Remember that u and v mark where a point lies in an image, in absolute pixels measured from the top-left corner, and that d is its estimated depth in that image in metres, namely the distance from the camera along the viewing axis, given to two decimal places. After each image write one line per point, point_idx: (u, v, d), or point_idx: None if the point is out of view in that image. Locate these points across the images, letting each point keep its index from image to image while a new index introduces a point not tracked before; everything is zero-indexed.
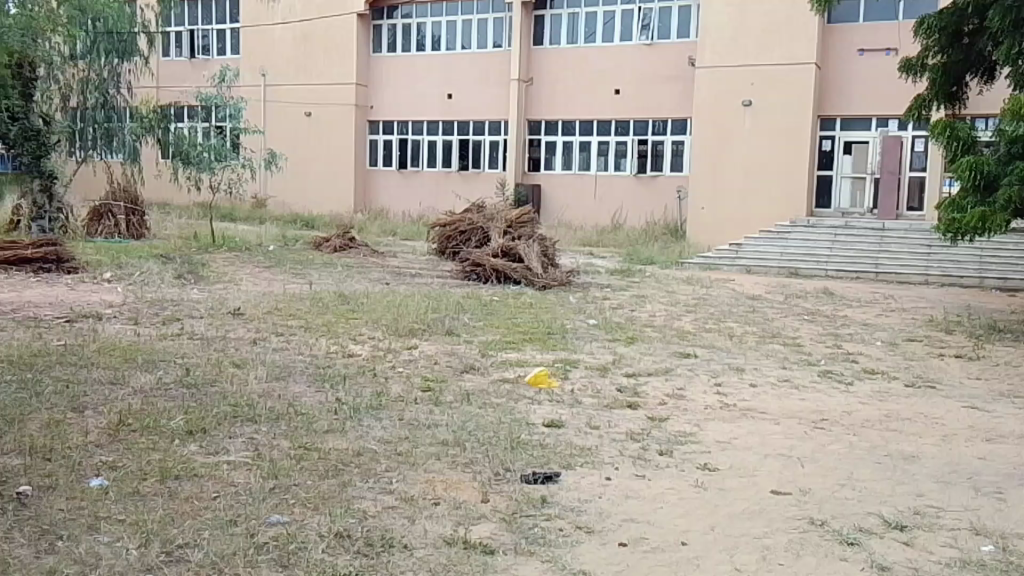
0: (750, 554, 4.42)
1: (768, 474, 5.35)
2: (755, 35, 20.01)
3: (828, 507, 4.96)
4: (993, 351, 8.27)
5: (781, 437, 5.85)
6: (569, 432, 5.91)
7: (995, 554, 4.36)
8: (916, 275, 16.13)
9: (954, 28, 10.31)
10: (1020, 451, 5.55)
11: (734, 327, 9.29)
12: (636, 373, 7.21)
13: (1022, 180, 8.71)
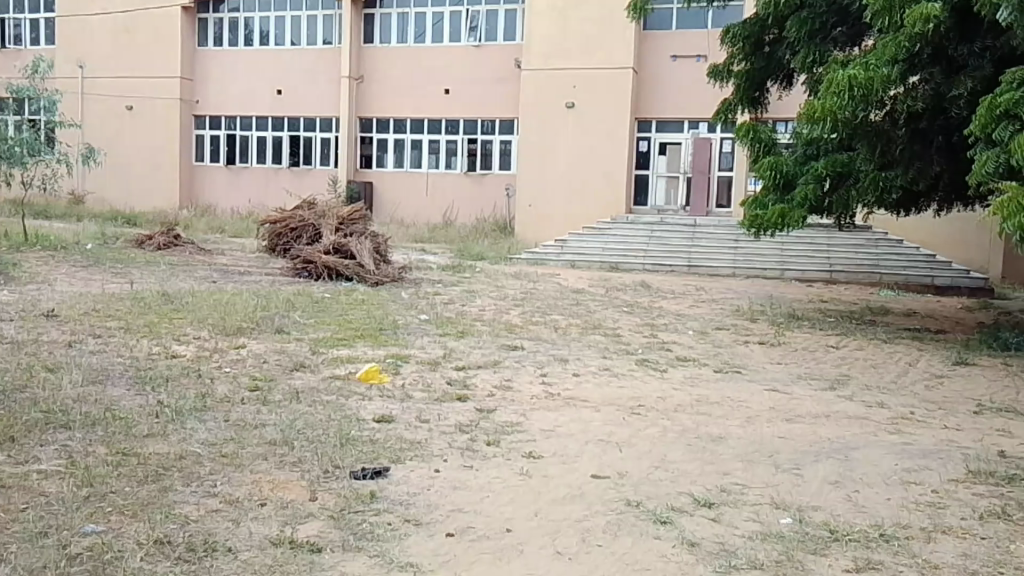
0: (571, 537, 4.60)
1: (590, 459, 5.57)
2: (573, 39, 20.75)
3: (644, 488, 5.21)
4: (791, 337, 8.94)
5: (603, 424, 6.11)
6: (399, 426, 5.97)
7: (793, 526, 4.73)
8: (725, 268, 17.43)
9: (756, 38, 11.01)
10: (816, 429, 6.03)
11: (559, 320, 9.62)
12: (466, 366, 7.34)
13: (817, 179, 9.39)
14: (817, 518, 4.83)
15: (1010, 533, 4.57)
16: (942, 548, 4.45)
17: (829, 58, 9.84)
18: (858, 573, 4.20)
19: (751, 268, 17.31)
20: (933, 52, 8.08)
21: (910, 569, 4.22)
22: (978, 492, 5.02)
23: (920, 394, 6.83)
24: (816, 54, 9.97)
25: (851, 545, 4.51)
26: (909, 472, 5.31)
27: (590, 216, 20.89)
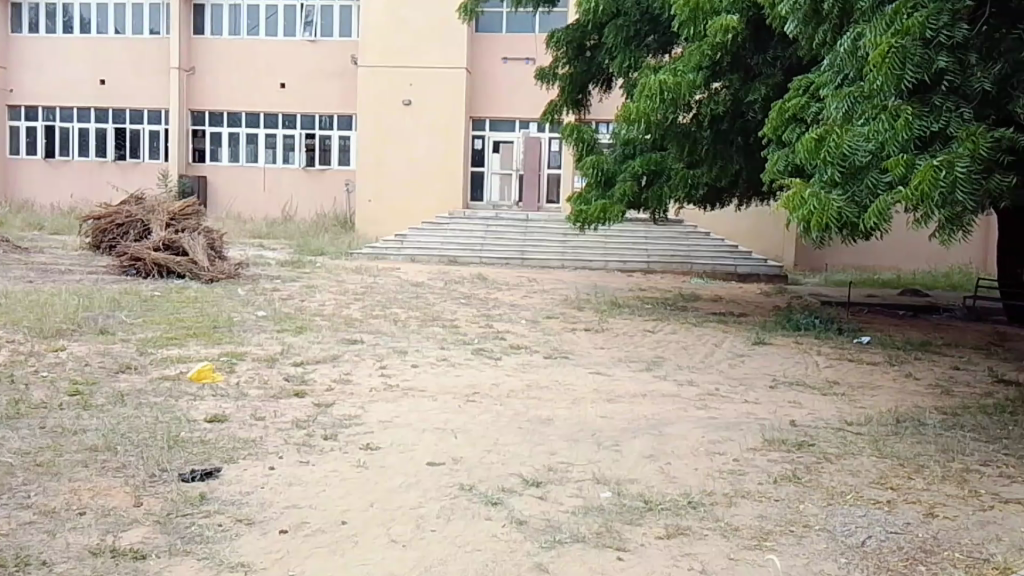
0: (406, 525, 4.67)
1: (426, 448, 5.70)
2: (410, 37, 20.90)
3: (477, 472, 5.40)
4: (613, 323, 9.55)
5: (438, 412, 6.28)
6: (232, 425, 5.87)
7: (613, 499, 5.06)
8: (553, 260, 18.33)
9: (578, 42, 11.75)
10: (634, 407, 6.47)
11: (399, 313, 9.77)
12: (303, 362, 7.32)
13: (634, 176, 10.51)
14: (634, 490, 5.20)
15: (798, 493, 5.12)
16: (742, 511, 4.91)
17: (641, 63, 10.50)
18: (668, 539, 4.56)
19: (578, 261, 18.31)
20: (732, 60, 8.67)
21: (714, 532, 4.64)
22: (774, 458, 5.56)
23: (724, 371, 7.49)
24: (631, 59, 10.61)
25: (664, 513, 4.89)
26: (715, 443, 5.80)
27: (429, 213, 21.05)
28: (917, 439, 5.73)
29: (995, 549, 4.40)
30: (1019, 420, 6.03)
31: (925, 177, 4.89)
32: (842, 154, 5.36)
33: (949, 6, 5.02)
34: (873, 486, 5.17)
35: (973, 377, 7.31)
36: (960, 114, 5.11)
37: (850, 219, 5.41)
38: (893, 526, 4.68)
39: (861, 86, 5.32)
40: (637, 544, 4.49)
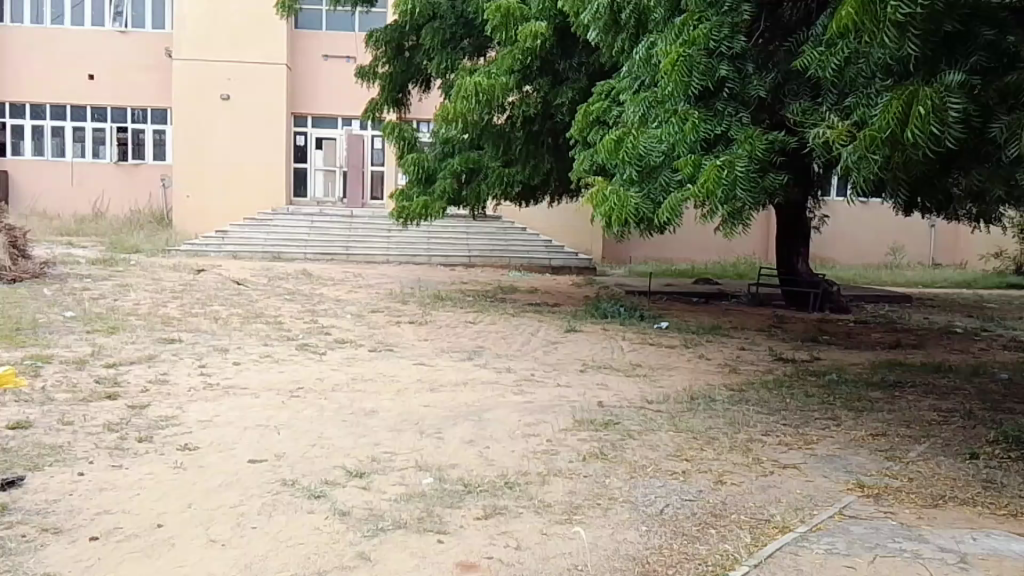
0: (225, 524, 4.58)
1: (248, 446, 5.66)
2: (227, 33, 21.36)
3: (300, 467, 5.42)
4: (436, 315, 9.95)
5: (260, 409, 6.28)
6: (38, 432, 5.61)
7: (433, 485, 5.24)
8: (379, 255, 19.19)
9: (397, 42, 12.13)
10: (454, 395, 6.74)
11: (220, 310, 9.66)
12: (116, 363, 7.11)
13: (451, 174, 10.85)
14: (454, 475, 5.41)
15: (604, 469, 5.50)
16: (554, 489, 5.23)
17: (457, 66, 11.20)
18: (485, 519, 4.77)
19: (402, 255, 19.26)
20: (541, 65, 9.27)
21: (527, 510, 4.91)
22: (583, 437, 5.94)
23: (539, 358, 7.91)
24: (449, 61, 11.28)
25: (482, 495, 5.11)
26: (530, 426, 6.11)
27: (251, 210, 21.69)
28: (709, 414, 6.31)
29: (774, 510, 4.92)
30: (793, 393, 6.79)
31: (709, 176, 5.26)
32: (639, 154, 5.74)
33: (729, 19, 5.36)
34: (671, 458, 5.62)
35: (757, 356, 8.14)
36: (740, 118, 5.49)
37: (647, 213, 5.78)
38: (688, 495, 5.12)
39: (654, 92, 5.74)
40: (456, 527, 4.66)
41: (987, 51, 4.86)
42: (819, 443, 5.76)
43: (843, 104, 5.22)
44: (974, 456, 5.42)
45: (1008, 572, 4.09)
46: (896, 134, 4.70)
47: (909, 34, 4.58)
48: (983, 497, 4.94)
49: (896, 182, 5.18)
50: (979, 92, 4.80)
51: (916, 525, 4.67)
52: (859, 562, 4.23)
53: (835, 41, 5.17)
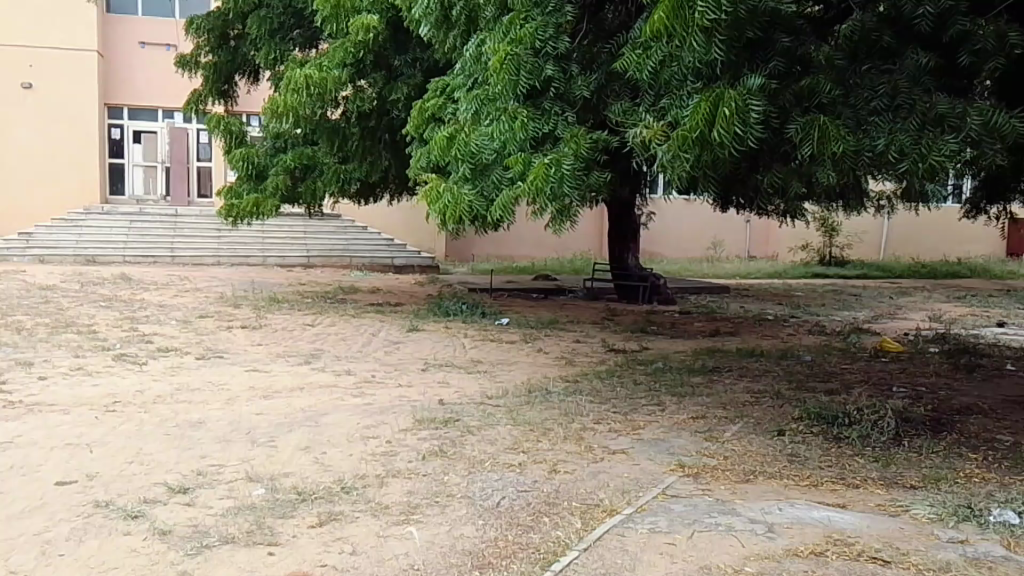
0: (27, 553, 4.12)
1: (55, 468, 5.16)
2: (29, 19, 20.61)
3: (115, 486, 4.99)
4: (270, 319, 9.73)
5: (69, 428, 5.79)
6: None
7: (264, 495, 4.99)
8: (208, 258, 18.97)
9: (221, 31, 12.73)
10: (287, 401, 6.55)
11: (23, 320, 8.85)
12: None
13: (286, 171, 11.23)
14: (286, 483, 5.19)
15: (443, 466, 5.48)
16: (392, 490, 5.14)
17: (287, 56, 11.55)
18: (319, 527, 4.58)
19: (234, 256, 19.20)
20: (375, 60, 9.40)
21: (364, 514, 4.78)
22: (422, 436, 5.91)
23: (379, 359, 7.89)
24: (278, 52, 11.61)
25: (316, 502, 4.92)
26: (369, 429, 6.03)
27: (61, 207, 21.10)
28: (545, 406, 6.47)
29: (602, 494, 5.10)
30: (623, 380, 7.13)
31: (537, 173, 5.29)
32: (471, 152, 5.70)
33: (554, 20, 5.47)
34: (508, 451, 5.69)
35: (591, 348, 8.50)
36: (566, 117, 5.54)
37: (481, 211, 5.70)
38: (524, 486, 5.21)
39: (485, 89, 5.69)
40: (288, 537, 4.43)
41: (784, 57, 5.20)
42: (645, 428, 6.03)
43: (658, 105, 5.39)
44: (780, 433, 5.86)
45: (808, 537, 4.45)
46: (705, 134, 4.96)
47: (714, 40, 4.84)
48: (789, 469, 5.33)
49: (708, 181, 5.40)
50: (777, 95, 5.14)
51: (730, 499, 4.99)
52: (679, 539, 4.45)
53: (650, 44, 5.28)
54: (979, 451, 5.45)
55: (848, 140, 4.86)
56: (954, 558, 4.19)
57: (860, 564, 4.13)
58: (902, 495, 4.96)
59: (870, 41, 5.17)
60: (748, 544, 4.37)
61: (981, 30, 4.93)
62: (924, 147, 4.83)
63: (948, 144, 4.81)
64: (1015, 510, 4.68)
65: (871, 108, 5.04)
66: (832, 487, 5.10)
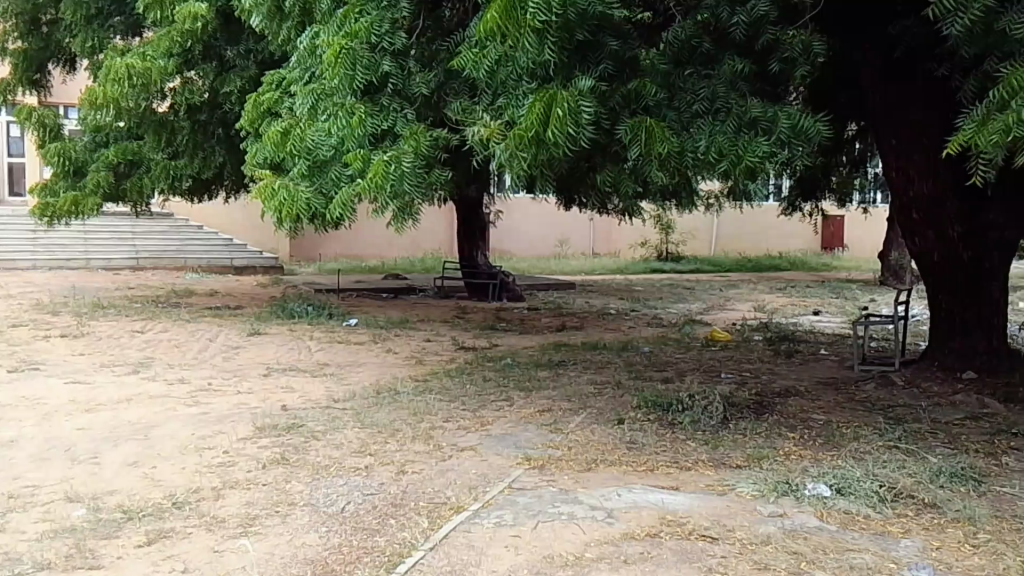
0: None
1: None
2: None
3: None
4: (94, 326, 9.12)
5: None
6: None
7: (86, 516, 4.60)
8: (23, 258, 17.49)
9: (31, 16, 12.39)
10: (114, 415, 6.13)
11: None
12: None
13: (107, 167, 11.08)
14: (112, 502, 4.82)
15: (285, 474, 5.29)
16: (229, 502, 4.89)
17: (106, 45, 11.58)
18: (148, 545, 4.27)
19: (52, 258, 17.85)
20: (205, 50, 9.82)
21: (198, 529, 4.50)
22: (263, 444, 5.70)
23: (217, 365, 7.56)
24: (96, 40, 11.60)
25: (145, 520, 4.58)
26: (205, 439, 5.76)
27: None
28: (394, 406, 6.41)
29: (449, 492, 5.09)
30: (472, 377, 7.20)
31: (376, 171, 5.16)
32: (308, 148, 5.54)
33: (390, 15, 5.44)
34: (354, 455, 5.57)
35: (441, 346, 8.55)
36: (405, 114, 5.49)
37: (319, 209, 5.48)
38: (370, 489, 5.11)
39: (322, 84, 5.56)
40: (113, 559, 4.10)
41: (613, 60, 5.38)
42: (493, 424, 6.09)
43: (496, 104, 5.41)
44: (620, 421, 6.08)
45: (644, 520, 4.63)
46: (540, 134, 5.02)
47: (547, 42, 4.95)
48: (628, 456, 5.53)
49: (545, 180, 5.46)
50: (608, 97, 5.29)
51: (573, 488, 5.12)
52: (523, 530, 4.52)
53: (485, 43, 5.34)
54: (796, 431, 5.87)
55: (672, 141, 5.04)
56: (774, 531, 4.49)
57: (691, 542, 4.35)
58: (729, 475, 5.26)
59: (690, 47, 5.47)
60: (589, 531, 4.49)
61: (788, 39, 5.26)
62: (740, 148, 5.04)
63: (761, 145, 5.04)
64: (827, 482, 5.08)
65: (694, 110, 5.27)
66: (666, 471, 5.33)
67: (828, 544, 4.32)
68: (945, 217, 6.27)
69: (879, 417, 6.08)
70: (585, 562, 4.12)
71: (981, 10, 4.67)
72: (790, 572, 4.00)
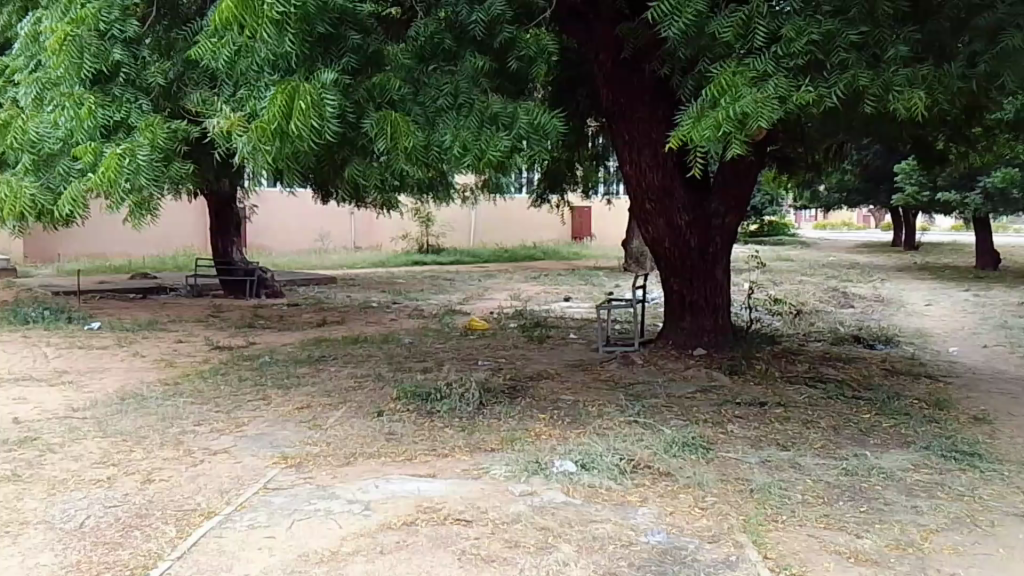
0: None
1: None
2: None
3: None
4: None
5: None
6: None
7: None
8: None
9: None
10: None
11: None
12: None
13: None
14: None
15: (16, 491, 4.76)
16: None
17: None
18: None
19: None
20: None
21: None
22: None
23: None
24: None
25: None
26: None
27: None
28: (140, 412, 6.17)
29: (200, 497, 4.73)
30: (227, 378, 7.15)
31: (108, 165, 4.70)
32: (31, 140, 5.24)
33: (118, 2, 5.41)
34: (95, 467, 5.18)
35: (194, 347, 8.49)
36: (139, 105, 5.24)
37: (46, 205, 5.17)
38: (112, 501, 4.65)
39: (46, 73, 5.31)
40: None
41: (356, 53, 5.33)
42: (249, 424, 5.97)
43: (236, 96, 5.15)
44: (380, 414, 6.15)
45: (401, 509, 4.56)
46: (283, 127, 4.61)
47: (287, 34, 4.78)
48: (387, 447, 5.52)
49: (291, 173, 5.11)
50: (350, 90, 5.09)
51: (330, 484, 4.93)
52: (277, 531, 4.26)
53: (223, 35, 5.11)
54: (546, 412, 6.16)
55: (417, 136, 4.88)
56: (523, 510, 4.58)
57: (445, 527, 4.33)
58: (483, 459, 5.33)
59: (433, 43, 5.55)
60: (345, 526, 4.33)
61: (522, 39, 5.57)
62: (482, 144, 4.90)
63: (502, 141, 4.92)
64: (572, 459, 5.26)
65: (438, 106, 5.19)
66: (424, 459, 5.33)
67: (573, 517, 4.47)
68: (675, 206, 6.93)
69: (620, 395, 6.52)
70: (340, 557, 3.96)
71: (693, 14, 4.65)
72: (536, 547, 4.09)
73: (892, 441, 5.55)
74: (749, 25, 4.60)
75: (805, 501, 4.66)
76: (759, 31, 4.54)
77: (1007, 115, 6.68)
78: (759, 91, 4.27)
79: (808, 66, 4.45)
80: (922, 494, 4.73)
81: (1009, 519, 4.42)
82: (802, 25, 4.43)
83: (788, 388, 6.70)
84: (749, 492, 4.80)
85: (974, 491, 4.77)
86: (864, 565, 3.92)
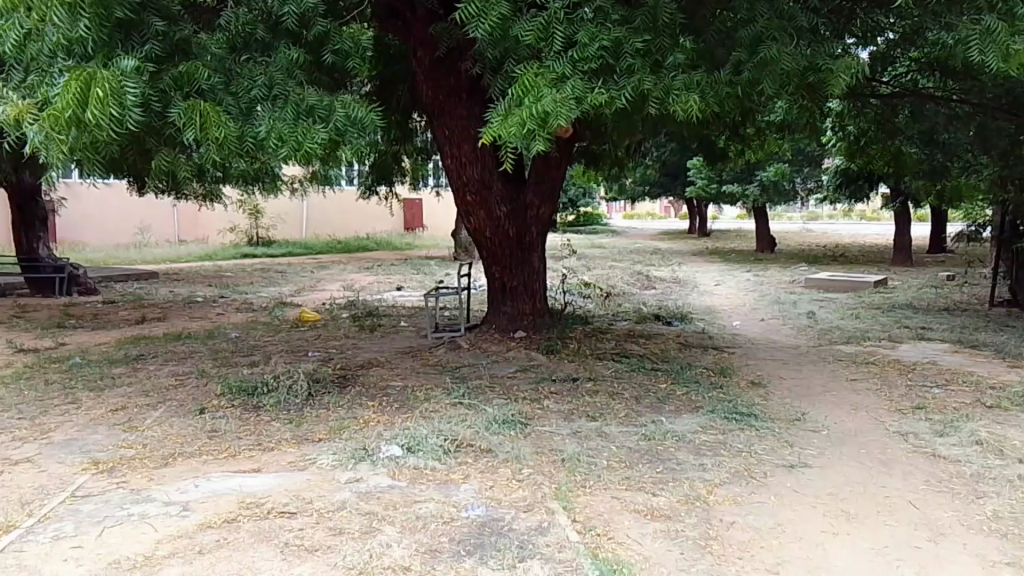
0: None
1: None
2: None
3: None
4: None
5: None
6: None
7: None
8: None
9: None
10: None
11: None
12: None
13: None
14: None
15: None
16: None
17: None
18: None
19: None
20: None
21: None
22: None
23: None
24: None
25: None
26: None
27: None
28: None
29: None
30: (32, 382, 6.70)
31: None
32: None
33: None
34: None
35: None
36: None
37: None
38: None
39: None
40: None
41: (160, 40, 5.12)
42: (56, 431, 5.67)
43: (25, 83, 4.87)
44: (202, 411, 6.05)
45: (221, 507, 4.55)
46: (80, 116, 4.39)
47: (81, 19, 4.57)
48: (208, 445, 5.46)
49: (90, 163, 4.88)
50: (154, 79, 4.91)
51: (146, 486, 4.82)
52: (85, 540, 4.13)
53: (8, 17, 4.83)
54: (375, 399, 6.34)
55: (230, 127, 4.76)
56: (349, 497, 4.71)
57: (268, 521, 4.37)
58: (310, 450, 5.41)
59: (245, 34, 5.51)
60: (161, 528, 4.27)
61: (337, 33, 5.64)
62: (299, 135, 4.85)
63: (319, 133, 4.89)
64: (398, 443, 5.46)
65: (251, 97, 5.11)
66: (248, 454, 5.33)
67: (397, 500, 4.66)
68: (494, 198, 7.33)
69: (447, 377, 6.82)
70: (154, 560, 3.90)
71: (497, 17, 4.91)
72: (361, 532, 4.25)
73: (684, 407, 6.21)
74: (549, 30, 4.93)
75: (609, 466, 5.14)
76: (557, 36, 4.87)
77: (774, 118, 7.60)
78: (558, 91, 4.57)
79: (601, 69, 4.84)
80: (708, 453, 5.34)
81: (778, 469, 5.11)
82: (595, 32, 4.81)
83: (598, 364, 7.27)
84: (561, 462, 5.21)
85: (751, 446, 5.46)
86: (658, 520, 4.41)
